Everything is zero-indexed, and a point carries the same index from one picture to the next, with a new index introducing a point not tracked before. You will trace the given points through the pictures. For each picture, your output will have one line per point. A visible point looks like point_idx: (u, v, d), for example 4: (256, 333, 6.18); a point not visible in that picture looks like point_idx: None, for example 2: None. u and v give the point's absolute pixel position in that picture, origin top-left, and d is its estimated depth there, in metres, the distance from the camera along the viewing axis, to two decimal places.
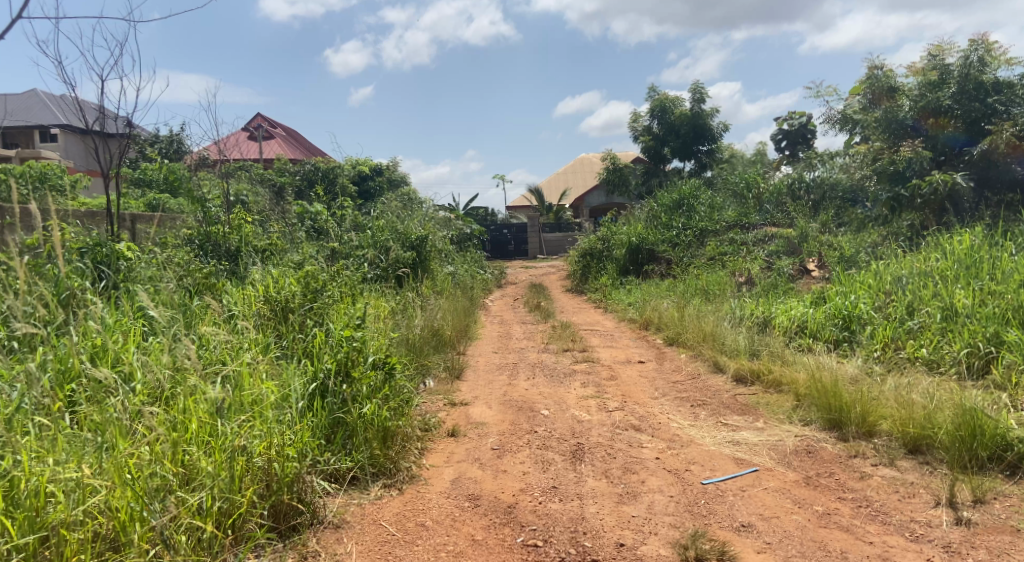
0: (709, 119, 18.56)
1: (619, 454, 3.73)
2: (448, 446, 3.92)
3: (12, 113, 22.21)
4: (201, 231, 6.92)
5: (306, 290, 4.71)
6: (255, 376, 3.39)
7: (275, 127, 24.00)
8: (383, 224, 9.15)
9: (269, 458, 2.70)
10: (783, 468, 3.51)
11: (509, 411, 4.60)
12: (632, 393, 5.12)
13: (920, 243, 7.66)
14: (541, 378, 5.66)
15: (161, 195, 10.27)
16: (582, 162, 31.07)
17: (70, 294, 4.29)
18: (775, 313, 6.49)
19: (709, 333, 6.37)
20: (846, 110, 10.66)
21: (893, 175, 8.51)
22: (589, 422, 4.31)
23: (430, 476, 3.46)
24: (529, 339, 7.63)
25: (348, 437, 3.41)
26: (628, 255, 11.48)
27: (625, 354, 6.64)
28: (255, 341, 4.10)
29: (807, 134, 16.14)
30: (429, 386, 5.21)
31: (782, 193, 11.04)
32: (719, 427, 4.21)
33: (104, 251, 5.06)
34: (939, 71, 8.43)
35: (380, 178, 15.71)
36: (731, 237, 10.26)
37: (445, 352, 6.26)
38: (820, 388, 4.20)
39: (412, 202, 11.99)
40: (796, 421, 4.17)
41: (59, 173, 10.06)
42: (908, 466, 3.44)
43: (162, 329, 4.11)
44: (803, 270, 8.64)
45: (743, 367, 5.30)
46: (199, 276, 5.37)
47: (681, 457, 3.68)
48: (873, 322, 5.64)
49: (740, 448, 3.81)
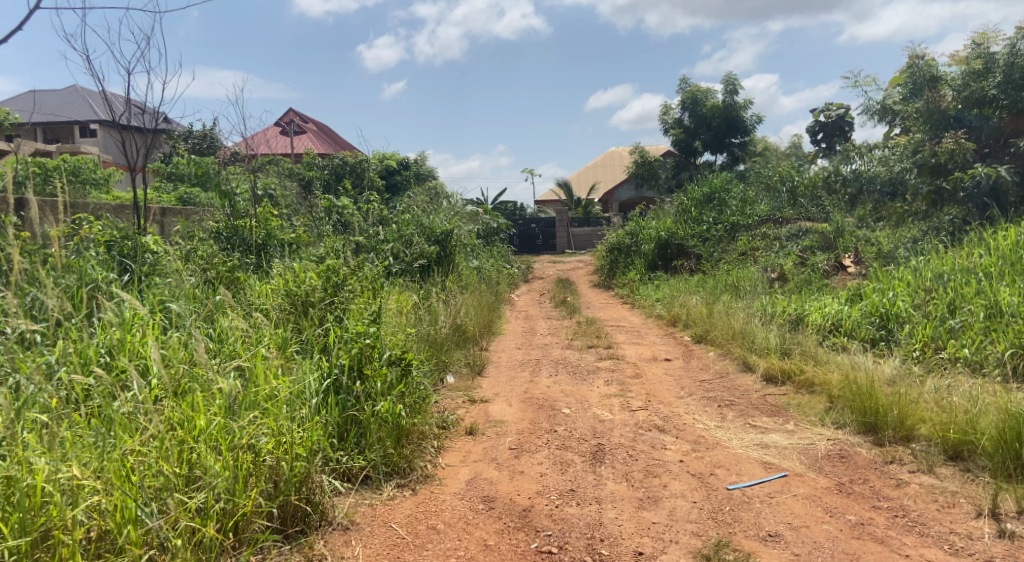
0: (743, 111, 18.12)
1: (641, 456, 3.60)
2: (466, 445, 3.84)
3: (53, 110, 22.78)
4: (228, 224, 6.95)
5: (327, 284, 4.67)
6: (269, 371, 3.35)
7: (307, 122, 24.25)
8: (408, 219, 9.13)
9: (276, 458, 2.66)
10: (814, 473, 3.34)
11: (530, 409, 4.51)
12: (657, 392, 4.98)
13: (963, 237, 7.33)
14: (564, 375, 5.55)
15: (191, 189, 10.41)
16: (611, 156, 30.72)
17: (94, 286, 4.30)
18: (807, 310, 6.27)
19: (739, 331, 6.18)
20: (886, 101, 10.29)
21: (934, 168, 8.20)
22: (611, 422, 4.19)
23: (445, 476, 3.38)
24: (553, 334, 7.51)
25: (362, 435, 3.36)
26: (656, 250, 11.26)
27: (651, 351, 6.48)
28: (273, 335, 4.06)
29: (844, 126, 15.66)
30: (449, 383, 5.14)
31: (817, 187, 10.81)
32: (747, 428, 4.05)
33: (130, 244, 5.10)
34: (983, 60, 8.05)
35: (407, 172, 15.72)
36: (764, 232, 10.02)
37: (467, 348, 6.18)
38: (855, 389, 4.00)
39: (438, 196, 11.94)
40: (828, 424, 3.98)
41: (93, 167, 10.25)
42: (949, 473, 3.25)
43: (183, 322, 4.11)
44: (839, 266, 8.35)
45: (773, 367, 5.12)
46: (221, 268, 5.38)
47: (706, 460, 3.53)
48: (912, 321, 5.40)
49: (769, 451, 3.65)
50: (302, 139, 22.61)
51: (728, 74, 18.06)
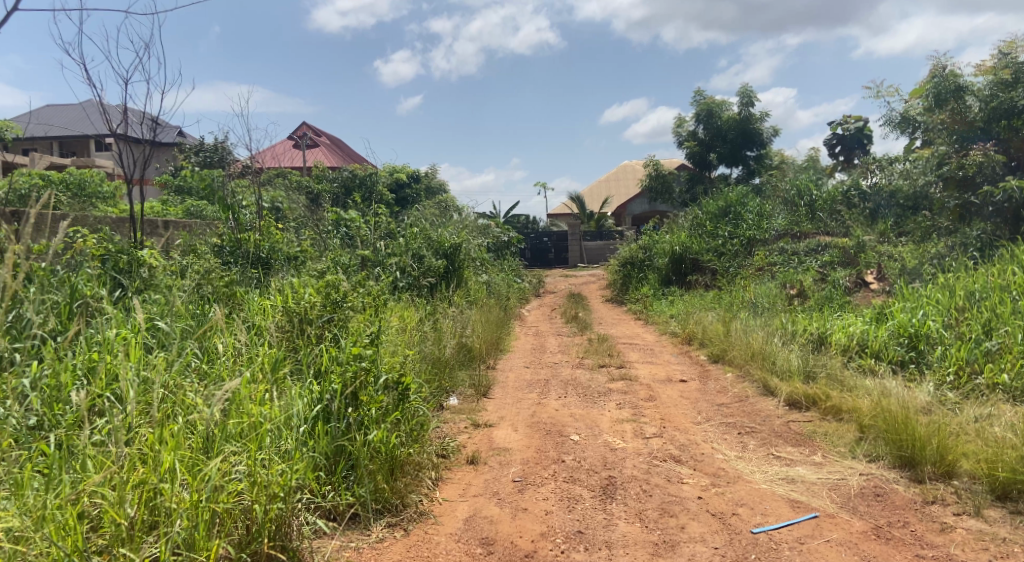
0: (759, 123, 17.81)
1: (656, 491, 3.31)
2: (466, 476, 3.57)
3: (68, 124, 23.00)
4: (232, 238, 6.77)
5: (326, 301, 4.42)
6: (256, 395, 3.12)
7: (320, 135, 24.26)
8: (416, 232, 8.92)
9: (251, 499, 2.47)
10: (847, 514, 3.04)
11: (536, 435, 4.22)
12: (672, 417, 4.67)
13: (994, 253, 6.95)
14: (574, 397, 5.25)
15: (198, 202, 10.28)
16: (625, 170, 30.46)
17: (83, 303, 4.07)
18: (830, 329, 5.93)
19: (758, 351, 5.85)
20: (908, 112, 9.93)
21: (961, 182, 7.91)
22: (623, 451, 3.89)
23: (441, 513, 3.11)
24: (564, 352, 7.23)
25: (351, 468, 3.10)
26: (670, 265, 11.03)
27: (665, 372, 6.17)
28: (268, 355, 3.83)
29: (863, 139, 15.33)
30: (453, 405, 4.88)
31: (836, 201, 10.48)
32: (771, 460, 3.74)
33: (125, 258, 4.91)
34: (1012, 70, 7.80)
35: (417, 186, 15.54)
36: (781, 247, 9.74)
37: (473, 367, 5.91)
38: (888, 419, 3.68)
39: (448, 209, 11.72)
40: (860, 456, 3.66)
41: (100, 181, 10.16)
42: (998, 517, 2.93)
43: (172, 339, 3.90)
44: (861, 282, 8.09)
45: (796, 391, 4.80)
46: (218, 283, 5.17)
47: (727, 497, 3.23)
48: (944, 343, 5.07)
49: (796, 487, 3.34)
50: (316, 151, 22.69)
51: (744, 86, 17.79)
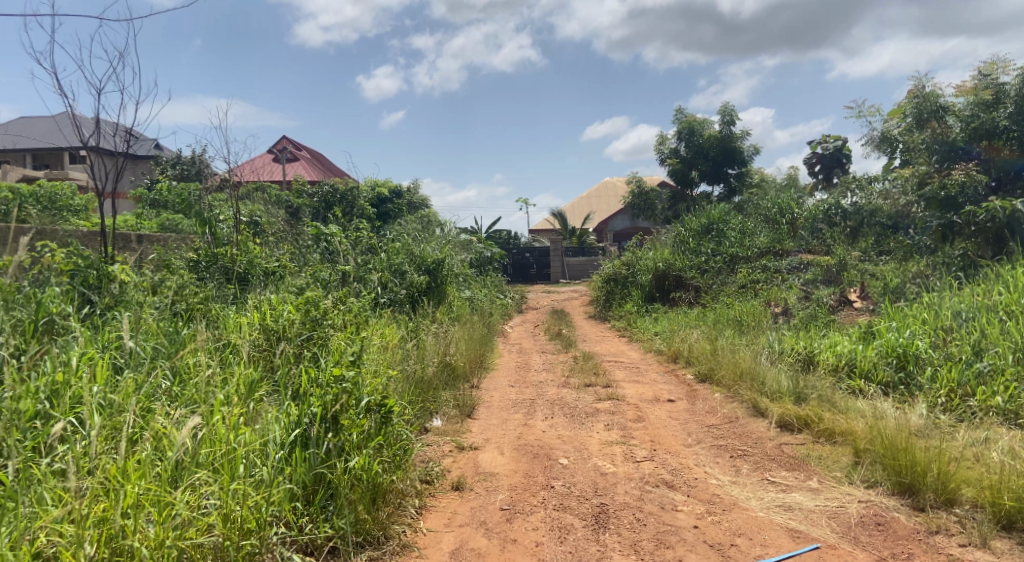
0: (740, 142, 17.97)
1: (650, 520, 3.18)
2: (451, 503, 3.40)
3: (41, 135, 22.57)
4: (208, 253, 6.56)
5: (305, 319, 4.25)
6: (229, 419, 2.96)
7: (300, 149, 24.05)
8: (398, 247, 8.77)
9: (223, 535, 2.36)
10: (849, 545, 2.95)
11: (523, 459, 4.07)
12: (662, 438, 4.55)
13: (977, 273, 6.93)
14: (561, 417, 5.10)
15: (173, 216, 10.03)
16: (606, 187, 30.56)
17: (48, 321, 3.85)
18: (818, 349, 5.85)
19: (746, 370, 5.75)
20: (888, 131, 10.01)
21: (944, 202, 7.89)
22: (614, 476, 3.75)
23: (426, 545, 2.95)
24: (548, 370, 7.09)
25: (331, 498, 2.92)
26: (654, 281, 10.97)
27: (652, 391, 6.05)
28: (245, 375, 3.66)
29: (842, 158, 15.50)
30: (436, 427, 4.71)
31: (817, 218, 10.35)
32: (766, 486, 3.63)
33: (96, 273, 4.70)
34: (993, 91, 7.85)
35: (399, 201, 15.40)
36: (764, 264, 9.73)
37: (456, 387, 5.74)
38: (886, 443, 3.59)
39: (430, 224, 11.57)
40: (857, 481, 3.56)
41: (71, 194, 9.87)
42: (1005, 548, 2.86)
43: (143, 360, 3.70)
44: (844, 300, 8.08)
45: (788, 413, 4.70)
46: (192, 300, 4.96)
47: (724, 526, 3.11)
48: (933, 363, 5.01)
49: (795, 515, 3.23)
50: (296, 166, 22.48)
51: (725, 104, 17.95)
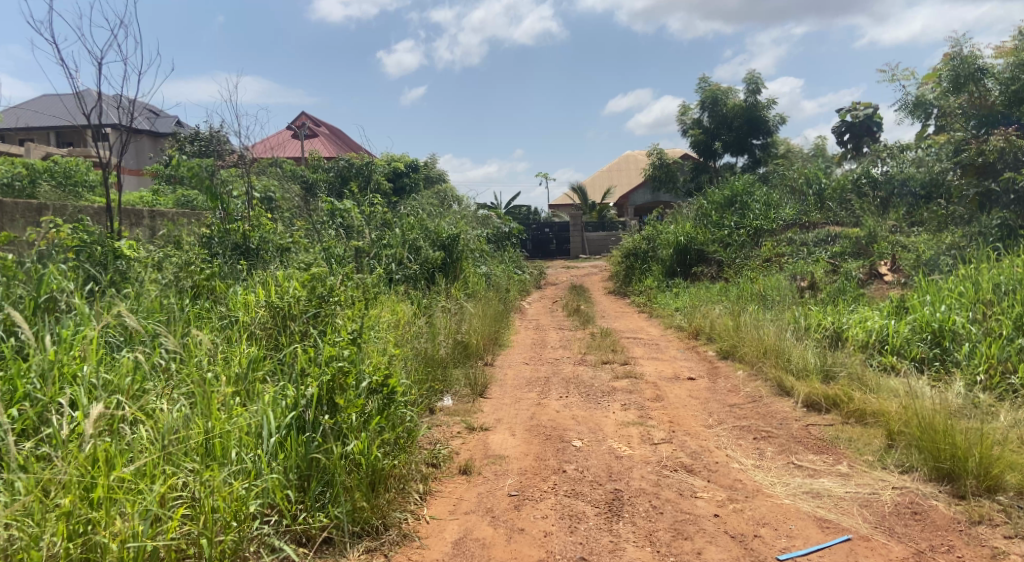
0: (765, 111, 17.40)
1: (667, 507, 2.99)
2: (457, 489, 3.24)
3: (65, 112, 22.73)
4: (218, 230, 6.42)
5: (311, 296, 4.07)
6: (222, 401, 2.82)
7: (319, 125, 23.88)
8: (412, 222, 8.58)
9: (199, 530, 2.24)
10: (883, 537, 2.73)
11: (536, 441, 3.89)
12: (682, 419, 4.34)
13: (1018, 244, 6.54)
14: (576, 397, 4.91)
15: (188, 192, 9.93)
16: (627, 159, 30.02)
17: (50, 297, 3.68)
18: (847, 324, 5.57)
19: (771, 347, 5.49)
20: (923, 96, 9.51)
21: (981, 168, 7.54)
22: (629, 460, 3.56)
23: (427, 535, 2.80)
24: (565, 348, 6.89)
25: (327, 485, 2.77)
26: (675, 256, 10.58)
27: (672, 369, 5.83)
28: (248, 355, 3.50)
29: (872, 126, 14.88)
30: (446, 407, 4.55)
31: (846, 189, 9.98)
32: (793, 470, 3.41)
33: (100, 249, 4.56)
34: None
35: (415, 175, 15.19)
36: (790, 237, 9.39)
37: (469, 365, 5.57)
38: (922, 424, 3.34)
39: (447, 200, 11.37)
40: (891, 466, 3.33)
41: (86, 171, 9.82)
42: None
43: (142, 339, 3.56)
44: (874, 274, 7.72)
45: (815, 392, 4.44)
46: (197, 276, 4.78)
47: (747, 515, 2.91)
48: (972, 339, 4.71)
49: (824, 503, 3.02)
50: (314, 140, 22.33)
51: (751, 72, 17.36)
